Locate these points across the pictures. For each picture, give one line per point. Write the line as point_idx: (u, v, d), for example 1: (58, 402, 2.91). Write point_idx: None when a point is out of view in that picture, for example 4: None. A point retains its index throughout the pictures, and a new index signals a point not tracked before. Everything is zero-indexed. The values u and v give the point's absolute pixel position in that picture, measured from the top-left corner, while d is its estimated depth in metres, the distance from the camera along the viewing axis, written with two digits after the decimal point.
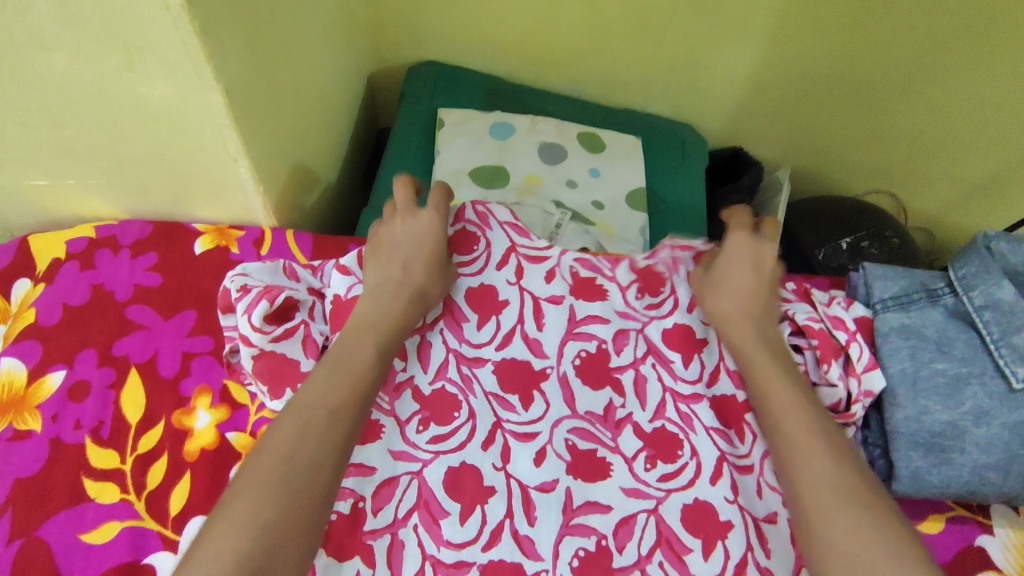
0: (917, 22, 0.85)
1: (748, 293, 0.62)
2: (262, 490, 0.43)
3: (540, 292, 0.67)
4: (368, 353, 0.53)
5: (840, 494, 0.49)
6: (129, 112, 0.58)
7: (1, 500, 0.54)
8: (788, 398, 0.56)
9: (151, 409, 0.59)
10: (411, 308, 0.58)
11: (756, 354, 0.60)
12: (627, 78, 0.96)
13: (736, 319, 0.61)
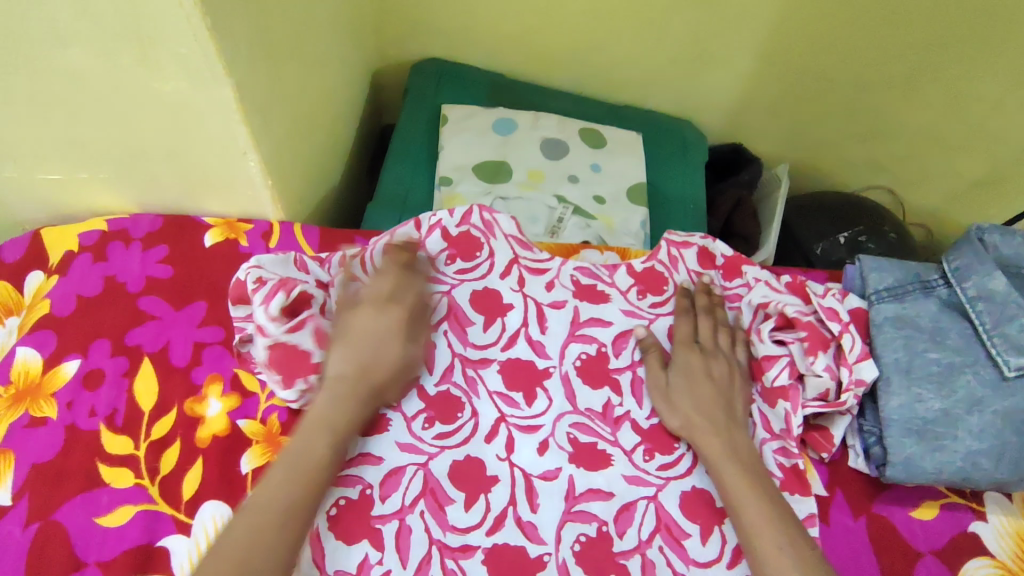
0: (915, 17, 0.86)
1: (704, 384, 0.62)
2: (269, 493, 0.50)
3: (544, 300, 0.70)
4: (323, 450, 0.53)
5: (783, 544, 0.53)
6: (142, 105, 0.60)
7: (19, 484, 0.56)
8: (733, 472, 0.57)
9: (164, 397, 0.60)
10: (353, 407, 0.56)
11: (708, 438, 0.59)
12: (628, 74, 0.97)
13: (711, 406, 0.61)
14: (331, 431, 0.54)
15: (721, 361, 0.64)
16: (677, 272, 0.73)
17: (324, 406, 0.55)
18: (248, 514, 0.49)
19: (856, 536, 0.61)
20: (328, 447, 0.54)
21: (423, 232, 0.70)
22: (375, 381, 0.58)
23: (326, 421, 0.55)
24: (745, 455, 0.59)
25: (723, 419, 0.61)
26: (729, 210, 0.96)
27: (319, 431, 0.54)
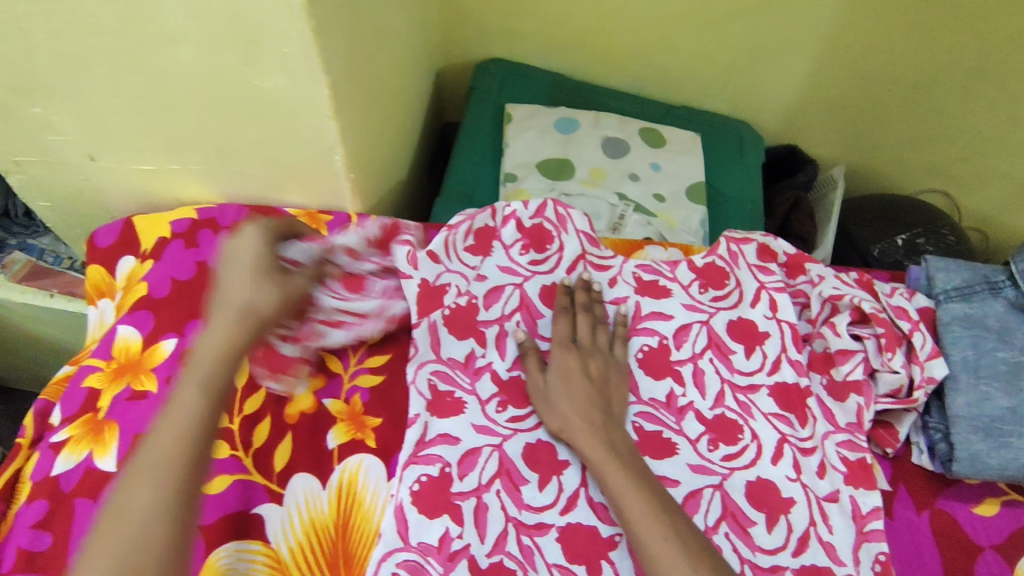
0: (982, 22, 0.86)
1: (576, 383, 0.62)
2: (163, 450, 0.47)
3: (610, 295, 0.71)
4: (195, 397, 0.49)
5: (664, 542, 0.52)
6: (239, 102, 0.63)
7: (123, 452, 0.60)
8: (619, 472, 0.56)
9: (255, 375, 0.64)
10: (235, 338, 0.52)
11: (586, 437, 0.59)
12: (687, 75, 0.98)
13: (584, 407, 0.61)
14: (198, 390, 0.50)
15: (597, 364, 0.65)
16: (738, 267, 0.73)
17: (218, 345, 0.52)
18: (133, 488, 0.46)
19: (918, 530, 0.62)
20: (200, 409, 0.49)
21: (498, 223, 0.74)
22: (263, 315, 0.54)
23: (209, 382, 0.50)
24: (624, 454, 0.58)
25: (601, 420, 0.60)
26: (787, 212, 0.97)
27: (190, 386, 0.50)
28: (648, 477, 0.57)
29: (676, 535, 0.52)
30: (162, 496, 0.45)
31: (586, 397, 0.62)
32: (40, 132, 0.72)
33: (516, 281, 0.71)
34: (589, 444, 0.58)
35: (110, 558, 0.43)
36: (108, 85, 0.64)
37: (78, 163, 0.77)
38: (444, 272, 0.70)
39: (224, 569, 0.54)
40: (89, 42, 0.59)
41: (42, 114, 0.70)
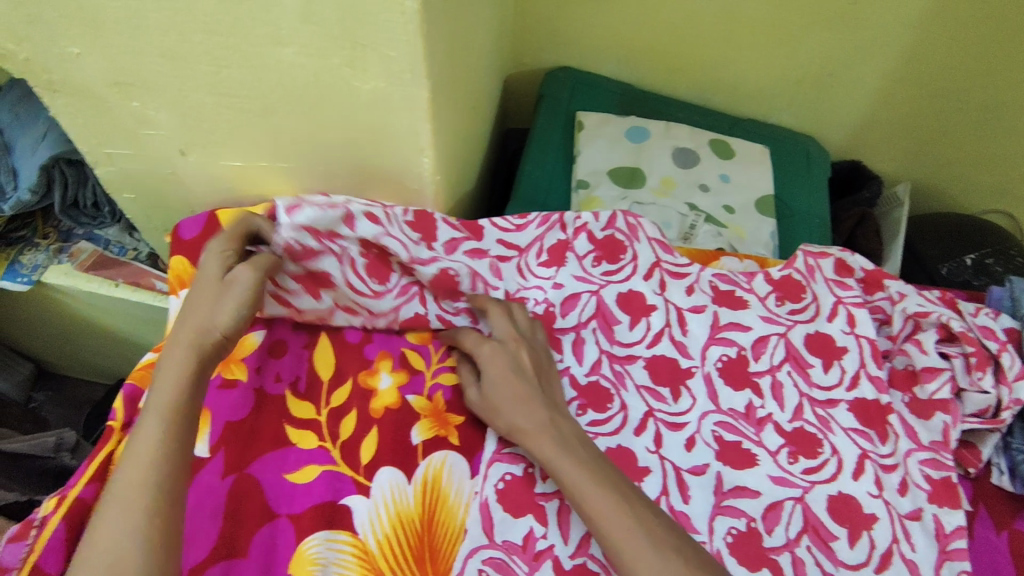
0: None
1: (511, 380, 0.60)
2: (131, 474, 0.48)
3: (686, 304, 0.71)
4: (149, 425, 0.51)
5: (624, 535, 0.51)
6: (337, 101, 0.65)
7: (214, 440, 0.59)
8: (574, 468, 0.54)
9: (340, 369, 0.66)
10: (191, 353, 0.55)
11: (535, 435, 0.57)
12: (755, 89, 0.99)
13: (527, 403, 0.59)
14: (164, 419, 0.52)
15: (533, 356, 0.63)
16: (815, 280, 0.73)
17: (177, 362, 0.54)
18: (104, 515, 0.47)
19: (999, 551, 0.61)
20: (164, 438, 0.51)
21: (569, 234, 0.73)
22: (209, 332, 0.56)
23: (177, 418, 0.52)
24: (580, 449, 0.56)
25: (548, 414, 0.58)
26: (852, 226, 0.97)
27: (151, 418, 0.51)
28: (610, 472, 0.55)
29: (640, 527, 0.51)
30: (142, 532, 0.47)
31: (541, 397, 0.60)
32: (135, 125, 0.75)
33: (591, 289, 0.71)
34: (544, 443, 0.56)
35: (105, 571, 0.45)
36: (210, 81, 0.66)
37: (167, 157, 0.79)
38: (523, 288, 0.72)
39: (315, 558, 0.55)
40: (197, 41, 0.61)
41: (140, 108, 0.72)
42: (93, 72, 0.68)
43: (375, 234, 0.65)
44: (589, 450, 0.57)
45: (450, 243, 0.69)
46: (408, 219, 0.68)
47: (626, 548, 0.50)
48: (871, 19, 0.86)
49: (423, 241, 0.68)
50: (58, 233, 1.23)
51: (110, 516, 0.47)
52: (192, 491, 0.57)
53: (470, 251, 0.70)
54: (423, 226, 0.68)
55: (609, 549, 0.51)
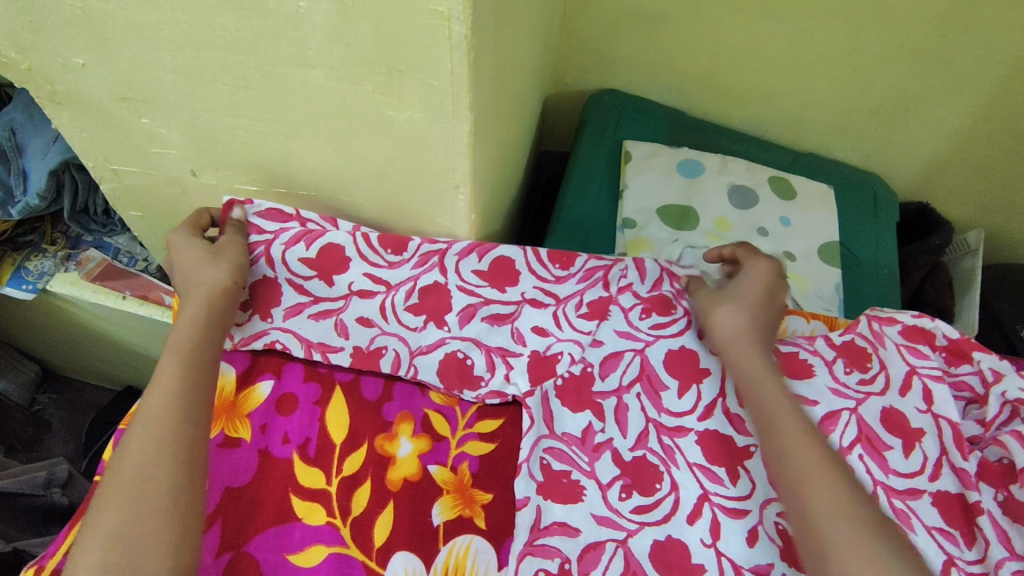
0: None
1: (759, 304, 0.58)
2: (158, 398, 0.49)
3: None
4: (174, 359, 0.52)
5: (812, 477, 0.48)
6: (368, 129, 0.59)
7: (211, 507, 0.54)
8: (779, 395, 0.53)
9: (356, 431, 0.59)
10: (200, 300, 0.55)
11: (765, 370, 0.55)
12: (816, 124, 0.91)
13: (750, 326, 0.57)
14: (183, 353, 0.52)
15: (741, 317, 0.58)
16: (884, 347, 0.64)
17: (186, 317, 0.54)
18: (134, 430, 0.47)
19: None
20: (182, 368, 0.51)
21: (614, 288, 0.63)
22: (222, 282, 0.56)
23: (190, 349, 0.52)
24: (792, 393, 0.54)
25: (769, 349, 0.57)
26: (920, 279, 0.89)
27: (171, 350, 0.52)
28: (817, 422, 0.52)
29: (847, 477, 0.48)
30: (166, 456, 0.46)
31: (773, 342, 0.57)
32: (144, 143, 0.69)
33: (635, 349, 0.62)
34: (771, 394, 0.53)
35: (130, 486, 0.45)
36: (230, 102, 0.60)
37: (177, 177, 0.73)
38: (555, 342, 0.63)
39: None
40: (215, 57, 0.55)
41: (149, 124, 0.66)
42: (100, 86, 0.62)
43: (370, 337, 0.63)
44: (788, 390, 0.55)
45: (467, 309, 0.62)
46: (411, 302, 0.62)
47: (833, 500, 0.46)
48: (956, 53, 0.78)
49: (431, 318, 0.63)
50: (66, 240, 1.18)
51: (136, 431, 0.47)
52: None
53: (490, 318, 0.63)
54: (429, 304, 0.62)
55: (790, 477, 0.49)
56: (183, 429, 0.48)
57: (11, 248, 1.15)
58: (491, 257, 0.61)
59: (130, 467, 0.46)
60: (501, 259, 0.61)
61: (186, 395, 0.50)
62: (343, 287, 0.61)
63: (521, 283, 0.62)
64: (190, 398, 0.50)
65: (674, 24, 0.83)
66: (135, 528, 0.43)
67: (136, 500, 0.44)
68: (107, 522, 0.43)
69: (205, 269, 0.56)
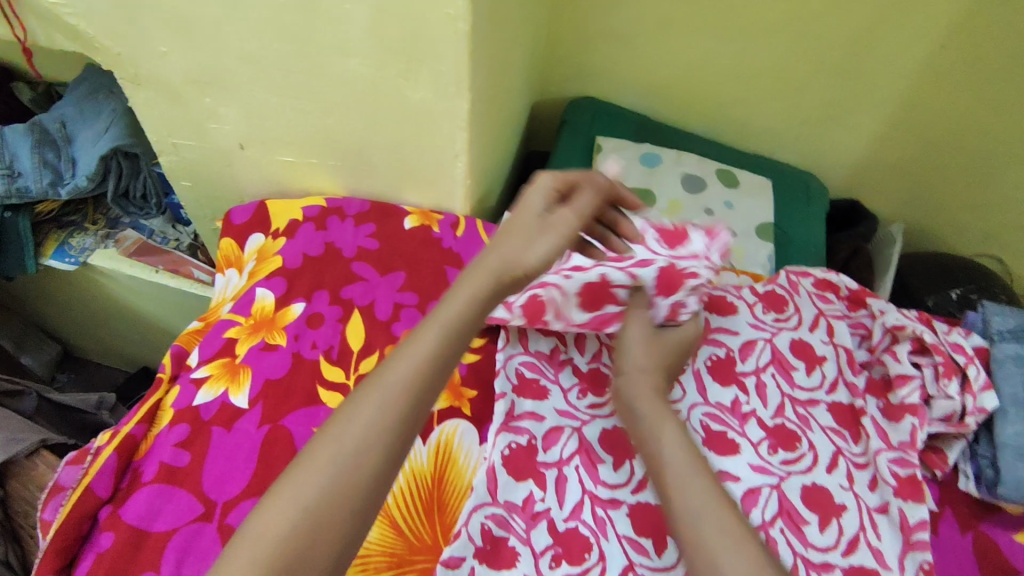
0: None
1: (652, 349, 0.65)
2: (402, 368, 0.54)
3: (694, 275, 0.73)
4: (429, 342, 0.56)
5: (694, 478, 0.53)
6: (389, 107, 0.75)
7: (255, 392, 0.68)
8: (678, 451, 0.55)
9: (369, 342, 0.73)
10: (484, 285, 0.61)
11: (658, 405, 0.59)
12: (760, 129, 1.08)
13: (642, 366, 0.63)
14: (444, 332, 0.57)
15: (670, 342, 0.66)
16: (798, 294, 0.80)
17: (470, 291, 0.60)
18: (369, 393, 0.53)
19: (963, 551, 0.65)
20: (435, 351, 0.56)
21: None
22: (525, 266, 0.63)
23: (449, 336, 0.57)
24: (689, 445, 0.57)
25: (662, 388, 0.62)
26: (846, 257, 1.04)
27: (433, 326, 0.57)
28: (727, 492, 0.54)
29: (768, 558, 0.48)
30: (379, 423, 0.51)
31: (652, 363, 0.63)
32: (204, 119, 0.85)
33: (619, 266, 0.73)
34: (637, 387, 0.61)
35: (342, 439, 0.50)
36: (280, 83, 0.76)
37: (227, 150, 0.89)
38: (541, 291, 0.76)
39: None
40: (274, 48, 0.72)
41: (211, 104, 0.82)
42: (175, 69, 0.78)
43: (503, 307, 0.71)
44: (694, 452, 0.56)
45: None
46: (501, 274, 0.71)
47: (698, 495, 0.51)
48: (867, 70, 0.96)
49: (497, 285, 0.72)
50: (106, 220, 1.33)
51: (369, 393, 0.53)
52: (231, 434, 0.65)
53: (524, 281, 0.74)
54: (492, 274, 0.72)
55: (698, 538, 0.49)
56: (417, 400, 0.53)
57: (55, 227, 1.30)
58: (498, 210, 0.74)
59: (359, 418, 0.51)
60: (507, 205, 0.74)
61: (430, 368, 0.55)
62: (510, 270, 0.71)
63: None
64: (428, 380, 0.55)
65: (639, 42, 1.00)
66: (339, 477, 0.48)
67: (354, 454, 0.49)
68: (321, 460, 0.49)
69: (519, 253, 0.63)
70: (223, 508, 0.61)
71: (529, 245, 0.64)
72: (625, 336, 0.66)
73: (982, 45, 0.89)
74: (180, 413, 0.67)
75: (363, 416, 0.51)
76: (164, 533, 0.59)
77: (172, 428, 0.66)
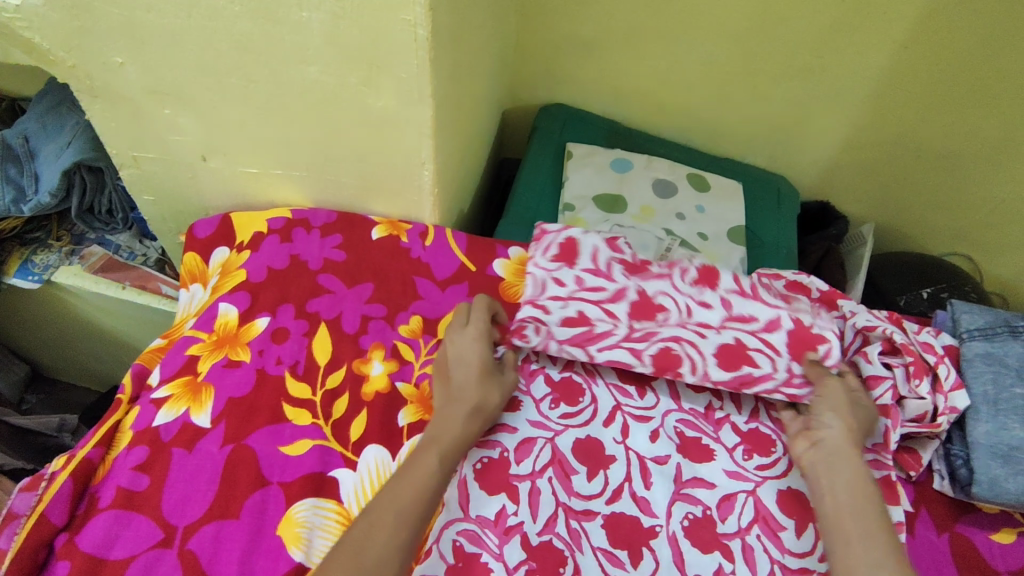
0: (1017, 101, 0.93)
1: (846, 412, 0.64)
2: (407, 496, 0.55)
3: (808, 321, 0.71)
4: (430, 463, 0.58)
5: (863, 532, 0.55)
6: (351, 116, 0.74)
7: (217, 411, 0.66)
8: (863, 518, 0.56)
9: (336, 356, 0.72)
10: (463, 425, 0.62)
11: (844, 470, 0.60)
12: (730, 132, 1.08)
13: (840, 431, 0.63)
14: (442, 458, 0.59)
15: (864, 410, 0.65)
16: None
17: (453, 430, 0.61)
18: (377, 519, 0.53)
19: (939, 551, 0.64)
20: (436, 475, 0.57)
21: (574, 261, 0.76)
22: (487, 406, 0.63)
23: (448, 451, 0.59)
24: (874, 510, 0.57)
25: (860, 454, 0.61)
26: (818, 259, 1.05)
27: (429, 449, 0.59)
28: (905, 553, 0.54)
29: None
30: (392, 549, 0.52)
31: (846, 425, 0.63)
32: (164, 131, 0.83)
33: (720, 315, 0.71)
34: (829, 448, 0.61)
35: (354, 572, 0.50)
36: (239, 93, 0.75)
37: (189, 162, 0.87)
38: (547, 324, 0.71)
39: (302, 521, 0.59)
40: (232, 57, 0.70)
41: (171, 115, 0.80)
42: (132, 80, 0.76)
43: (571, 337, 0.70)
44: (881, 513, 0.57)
45: (618, 290, 0.72)
46: (572, 308, 0.70)
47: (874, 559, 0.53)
48: (832, 71, 0.96)
49: (568, 321, 0.70)
50: (71, 237, 1.29)
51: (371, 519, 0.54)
52: (193, 455, 0.63)
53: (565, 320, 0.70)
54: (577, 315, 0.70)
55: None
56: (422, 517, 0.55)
57: (19, 244, 1.27)
58: (555, 248, 0.75)
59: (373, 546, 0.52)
60: (568, 242, 0.75)
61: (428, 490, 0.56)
62: (576, 303, 0.71)
63: (601, 259, 0.74)
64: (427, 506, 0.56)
65: (607, 47, 1.00)
66: None
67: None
68: None
69: (468, 392, 0.63)
70: (183, 533, 0.58)
71: (477, 386, 0.64)
72: (817, 401, 0.65)
73: (943, 45, 0.90)
74: (139, 434, 0.65)
75: (383, 530, 0.53)
76: (122, 561, 0.57)
77: (130, 451, 0.64)
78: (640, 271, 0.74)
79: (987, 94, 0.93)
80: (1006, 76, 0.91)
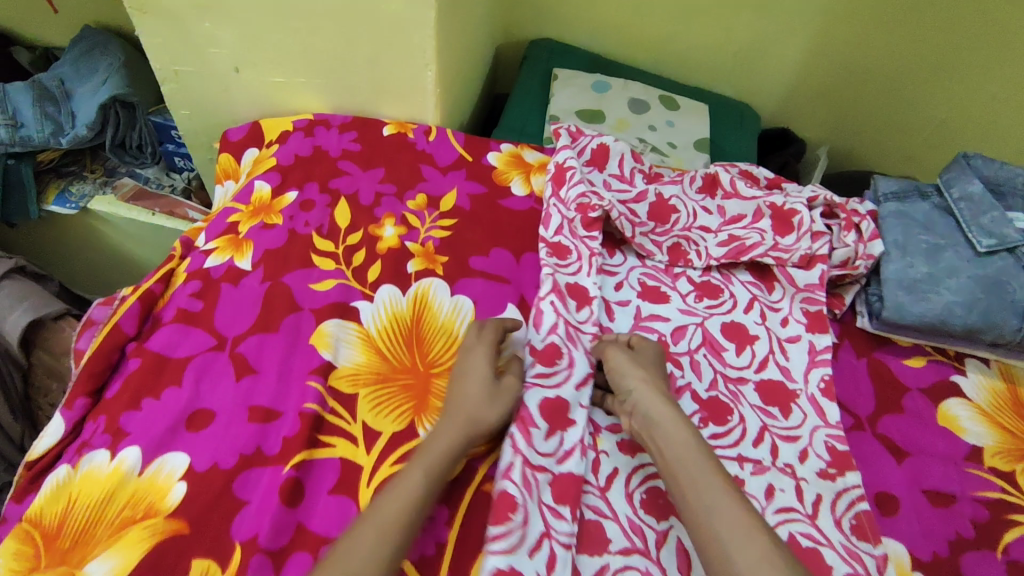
0: (944, 26, 1.06)
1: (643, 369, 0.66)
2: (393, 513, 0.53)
3: (781, 202, 0.86)
4: (415, 476, 0.56)
5: (711, 487, 0.55)
6: (366, 22, 0.87)
7: (257, 258, 0.80)
8: (693, 470, 0.57)
9: (354, 222, 0.85)
10: (454, 438, 0.60)
11: (676, 428, 0.60)
12: (700, 62, 1.22)
13: (649, 389, 0.64)
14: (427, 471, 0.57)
15: (652, 364, 0.68)
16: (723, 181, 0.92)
17: (443, 443, 0.60)
18: (362, 530, 0.52)
19: (858, 370, 0.78)
20: (423, 490, 0.56)
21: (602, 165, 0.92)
22: (484, 418, 0.62)
23: (429, 467, 0.57)
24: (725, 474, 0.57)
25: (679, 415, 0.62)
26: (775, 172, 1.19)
27: (416, 464, 0.57)
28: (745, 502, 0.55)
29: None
30: (383, 553, 0.51)
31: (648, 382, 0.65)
32: (203, 44, 0.96)
33: (718, 220, 0.88)
34: (644, 400, 0.63)
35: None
36: (270, 3, 0.88)
37: (223, 74, 1.00)
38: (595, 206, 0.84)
39: (330, 334, 0.73)
40: None
41: (209, 28, 0.93)
42: None
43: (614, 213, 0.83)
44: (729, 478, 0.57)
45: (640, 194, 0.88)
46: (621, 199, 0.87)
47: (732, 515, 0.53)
48: (785, 3, 1.09)
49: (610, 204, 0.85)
50: (103, 169, 1.39)
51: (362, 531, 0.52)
52: (239, 288, 0.76)
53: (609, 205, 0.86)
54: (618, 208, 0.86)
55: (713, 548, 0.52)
56: (409, 523, 0.53)
57: (56, 176, 1.36)
58: (589, 152, 0.92)
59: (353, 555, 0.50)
60: (600, 149, 0.92)
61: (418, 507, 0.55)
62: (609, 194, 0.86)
63: (626, 167, 0.92)
64: (413, 516, 0.54)
65: None
66: None
67: None
68: None
69: (468, 401, 0.63)
70: (232, 341, 0.72)
71: (484, 396, 0.64)
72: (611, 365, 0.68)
73: None
74: (193, 273, 0.78)
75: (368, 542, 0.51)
76: (184, 358, 0.70)
77: (186, 284, 0.77)
78: (656, 181, 0.92)
79: (918, 19, 1.07)
80: (933, 3, 1.04)
